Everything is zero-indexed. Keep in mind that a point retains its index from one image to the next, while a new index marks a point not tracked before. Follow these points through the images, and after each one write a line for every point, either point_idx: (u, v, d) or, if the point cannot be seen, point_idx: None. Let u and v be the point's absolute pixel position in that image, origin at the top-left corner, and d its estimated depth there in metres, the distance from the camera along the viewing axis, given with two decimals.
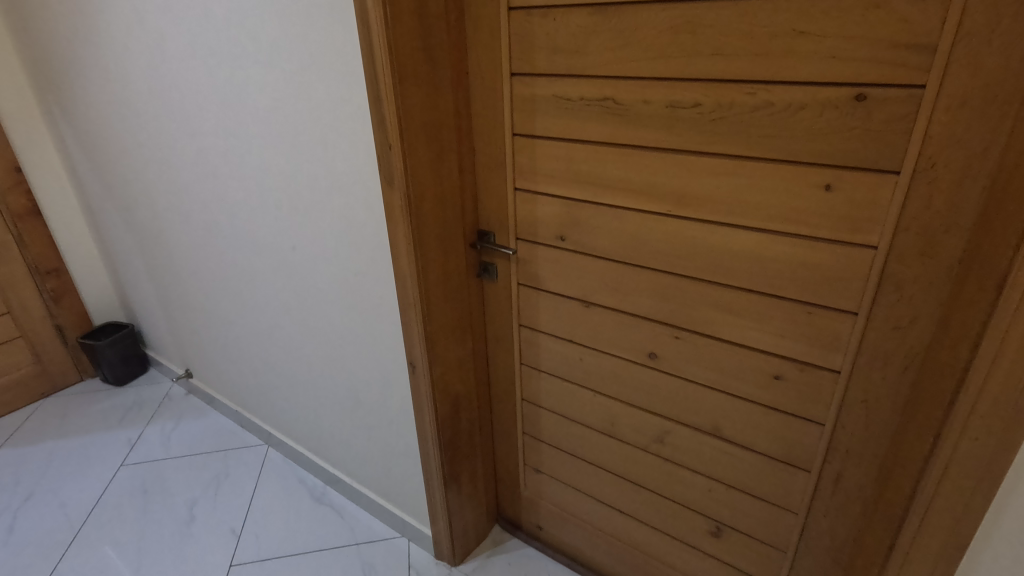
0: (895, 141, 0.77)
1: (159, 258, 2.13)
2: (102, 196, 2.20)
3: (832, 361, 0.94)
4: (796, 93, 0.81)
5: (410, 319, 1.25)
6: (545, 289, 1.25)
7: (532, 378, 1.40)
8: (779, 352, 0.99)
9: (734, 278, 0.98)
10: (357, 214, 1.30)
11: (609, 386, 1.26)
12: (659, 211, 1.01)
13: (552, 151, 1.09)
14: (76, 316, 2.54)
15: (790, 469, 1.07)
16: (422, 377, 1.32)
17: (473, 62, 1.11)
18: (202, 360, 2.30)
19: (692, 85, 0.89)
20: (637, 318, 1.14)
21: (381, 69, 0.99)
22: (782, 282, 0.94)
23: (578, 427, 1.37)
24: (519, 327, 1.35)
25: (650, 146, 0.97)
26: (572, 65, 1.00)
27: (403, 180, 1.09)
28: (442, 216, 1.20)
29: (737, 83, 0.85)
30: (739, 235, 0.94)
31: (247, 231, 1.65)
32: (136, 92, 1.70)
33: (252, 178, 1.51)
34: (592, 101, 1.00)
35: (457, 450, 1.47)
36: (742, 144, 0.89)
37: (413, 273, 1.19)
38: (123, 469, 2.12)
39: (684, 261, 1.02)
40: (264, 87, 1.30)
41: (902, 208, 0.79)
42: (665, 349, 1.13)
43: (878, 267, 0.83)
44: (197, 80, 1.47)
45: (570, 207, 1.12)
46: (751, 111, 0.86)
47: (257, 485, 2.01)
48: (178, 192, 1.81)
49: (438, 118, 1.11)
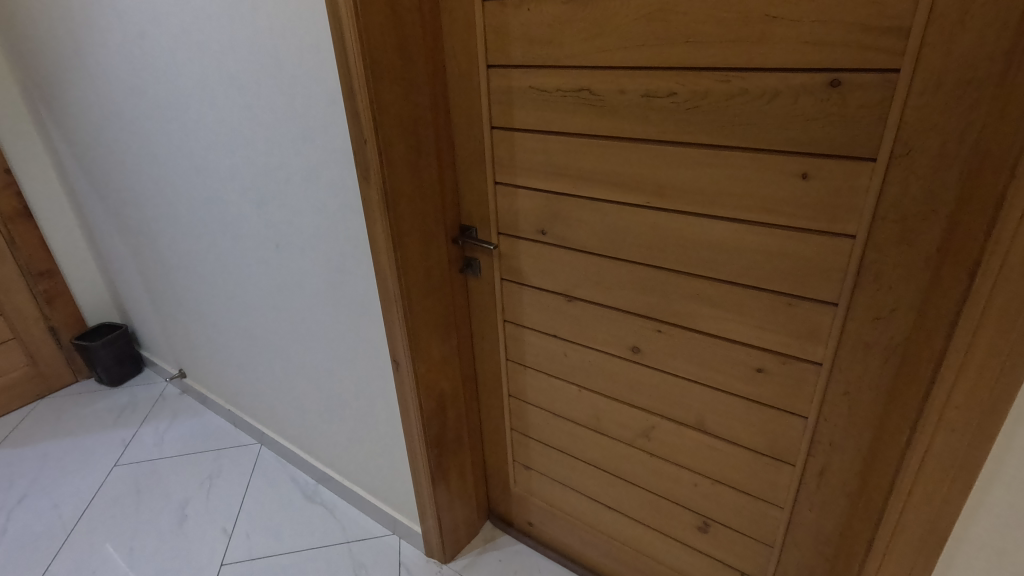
0: (872, 128, 0.75)
1: (149, 258, 2.13)
2: (92, 197, 2.20)
3: (813, 353, 0.92)
4: (771, 80, 0.80)
5: (393, 315, 1.24)
6: (527, 283, 1.24)
7: (517, 373, 1.39)
8: (760, 345, 0.98)
9: (714, 270, 0.97)
10: (339, 211, 1.29)
11: (594, 381, 1.25)
12: (638, 203, 1.00)
13: (530, 144, 1.08)
14: (70, 317, 2.54)
15: (775, 463, 1.05)
16: (406, 375, 1.31)
17: (449, 55, 1.10)
18: (195, 360, 2.30)
19: (666, 75, 0.88)
20: (619, 312, 1.13)
21: (353, 64, 0.98)
22: (762, 273, 0.92)
23: (565, 423, 1.36)
24: (503, 322, 1.34)
25: (627, 137, 0.96)
26: (547, 56, 0.98)
27: (379, 175, 1.08)
28: (422, 211, 1.18)
29: (711, 70, 0.84)
30: (717, 226, 0.93)
31: (232, 229, 1.64)
32: (118, 91, 1.69)
33: (235, 176, 1.50)
34: (568, 92, 0.99)
35: (444, 448, 1.46)
36: (718, 133, 0.87)
37: (394, 269, 1.17)
38: (117, 469, 2.12)
39: (664, 254, 1.01)
40: (244, 85, 1.30)
41: (878, 197, 0.77)
42: (647, 344, 1.12)
43: (857, 257, 0.82)
44: (177, 79, 1.47)
45: (550, 200, 1.11)
46: (726, 99, 0.84)
47: (250, 484, 2.01)
48: (166, 193, 1.81)
49: (415, 111, 1.09)
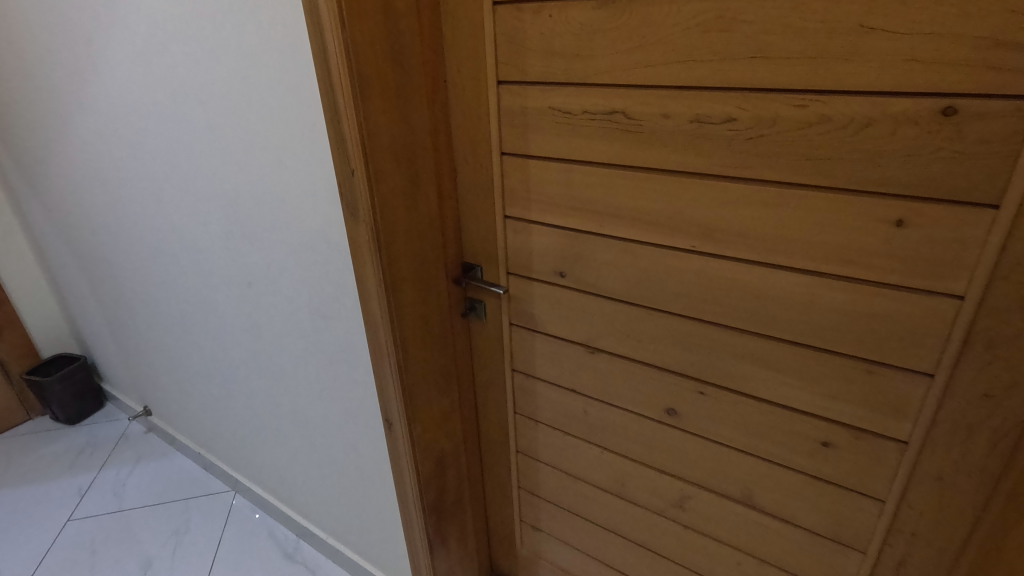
0: (995, 167, 0.60)
1: (108, 288, 1.92)
2: (43, 219, 1.97)
3: (898, 430, 0.77)
4: (861, 105, 0.64)
5: (385, 370, 1.06)
6: (542, 331, 1.07)
7: (527, 429, 1.22)
8: (829, 416, 0.82)
9: (773, 328, 0.81)
10: (319, 247, 1.11)
11: (618, 443, 1.08)
12: (682, 247, 0.84)
13: (549, 174, 0.91)
14: (21, 349, 2.30)
15: (839, 548, 0.90)
16: (400, 437, 1.13)
17: (452, 68, 0.93)
18: (161, 398, 2.09)
19: (724, 96, 0.72)
20: (652, 369, 0.97)
21: (339, 81, 0.81)
22: (837, 334, 0.76)
23: (582, 485, 1.19)
24: (512, 372, 1.17)
25: (670, 170, 0.80)
26: (572, 72, 0.82)
27: (369, 212, 0.90)
28: (420, 250, 1.01)
29: (783, 93, 0.68)
30: (781, 277, 0.77)
31: (198, 261, 1.46)
32: (67, 105, 1.49)
33: (199, 205, 1.32)
34: (598, 115, 0.82)
35: (443, 512, 1.28)
36: (788, 168, 0.71)
37: (386, 319, 1.00)
38: (70, 524, 1.90)
39: (712, 306, 0.85)
40: (205, 101, 1.11)
41: (999, 252, 0.62)
42: (686, 406, 0.96)
43: (964, 323, 0.67)
44: (131, 94, 1.27)
45: (572, 239, 0.95)
46: (800, 127, 0.68)
47: (221, 539, 1.81)
48: (124, 219, 1.61)
49: (411, 135, 0.92)
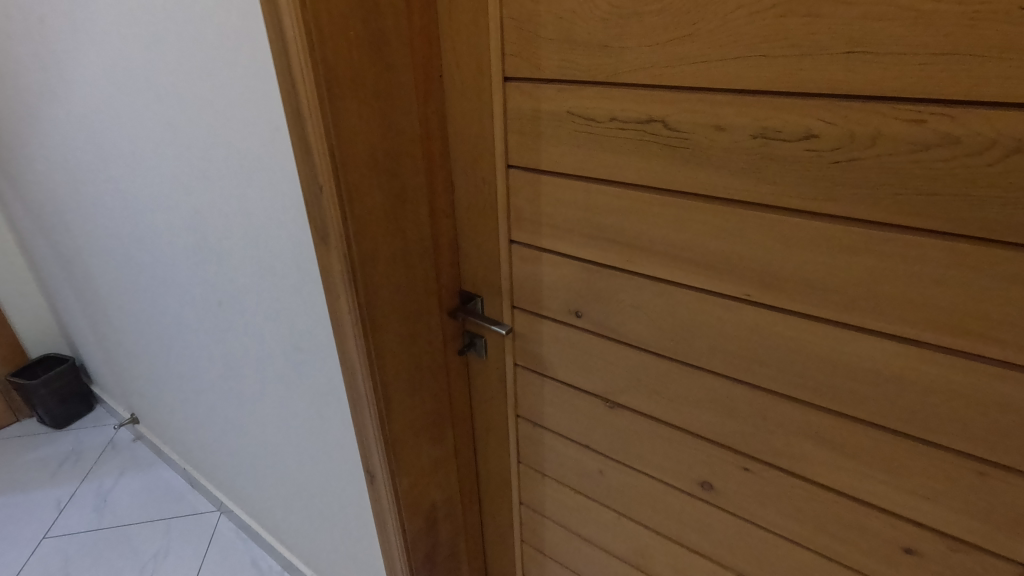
0: None
1: (89, 291, 1.79)
2: (23, 215, 1.85)
3: (1016, 550, 0.59)
4: (1009, 123, 0.45)
5: (364, 418, 0.90)
6: (552, 376, 0.90)
7: (533, 482, 1.05)
8: (918, 520, 0.64)
9: (848, 406, 0.63)
10: (294, 268, 0.95)
11: (640, 511, 0.91)
12: (733, 295, 0.66)
13: (566, 195, 0.74)
14: (7, 349, 2.19)
15: None
16: (383, 491, 0.97)
17: (449, 62, 0.75)
18: (146, 408, 1.96)
19: (804, 104, 0.53)
20: (685, 435, 0.79)
21: (300, 77, 0.64)
22: (938, 423, 0.58)
23: (595, 550, 1.03)
24: (517, 418, 1.00)
25: (723, 198, 0.62)
26: (597, 69, 0.64)
27: (342, 238, 0.73)
28: (407, 280, 0.84)
29: (890, 103, 0.49)
30: (866, 345, 0.59)
31: (173, 271, 1.32)
32: (31, 94, 1.34)
33: (169, 211, 1.17)
34: (630, 124, 0.64)
35: (434, 570, 1.13)
36: (889, 204, 0.52)
37: (364, 362, 0.83)
38: (45, 543, 1.78)
39: (767, 371, 0.67)
40: (165, 94, 0.95)
41: None
42: (727, 483, 0.78)
43: None
44: (91, 84, 1.12)
45: (591, 275, 0.77)
46: (912, 151, 0.50)
47: (201, 566, 1.68)
48: (97, 221, 1.47)
49: (395, 143, 0.75)
